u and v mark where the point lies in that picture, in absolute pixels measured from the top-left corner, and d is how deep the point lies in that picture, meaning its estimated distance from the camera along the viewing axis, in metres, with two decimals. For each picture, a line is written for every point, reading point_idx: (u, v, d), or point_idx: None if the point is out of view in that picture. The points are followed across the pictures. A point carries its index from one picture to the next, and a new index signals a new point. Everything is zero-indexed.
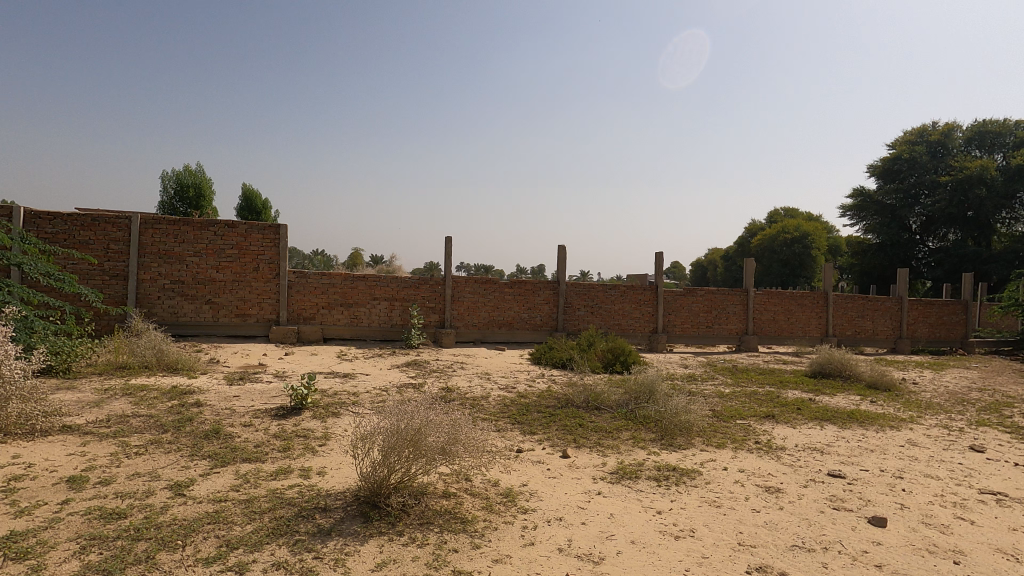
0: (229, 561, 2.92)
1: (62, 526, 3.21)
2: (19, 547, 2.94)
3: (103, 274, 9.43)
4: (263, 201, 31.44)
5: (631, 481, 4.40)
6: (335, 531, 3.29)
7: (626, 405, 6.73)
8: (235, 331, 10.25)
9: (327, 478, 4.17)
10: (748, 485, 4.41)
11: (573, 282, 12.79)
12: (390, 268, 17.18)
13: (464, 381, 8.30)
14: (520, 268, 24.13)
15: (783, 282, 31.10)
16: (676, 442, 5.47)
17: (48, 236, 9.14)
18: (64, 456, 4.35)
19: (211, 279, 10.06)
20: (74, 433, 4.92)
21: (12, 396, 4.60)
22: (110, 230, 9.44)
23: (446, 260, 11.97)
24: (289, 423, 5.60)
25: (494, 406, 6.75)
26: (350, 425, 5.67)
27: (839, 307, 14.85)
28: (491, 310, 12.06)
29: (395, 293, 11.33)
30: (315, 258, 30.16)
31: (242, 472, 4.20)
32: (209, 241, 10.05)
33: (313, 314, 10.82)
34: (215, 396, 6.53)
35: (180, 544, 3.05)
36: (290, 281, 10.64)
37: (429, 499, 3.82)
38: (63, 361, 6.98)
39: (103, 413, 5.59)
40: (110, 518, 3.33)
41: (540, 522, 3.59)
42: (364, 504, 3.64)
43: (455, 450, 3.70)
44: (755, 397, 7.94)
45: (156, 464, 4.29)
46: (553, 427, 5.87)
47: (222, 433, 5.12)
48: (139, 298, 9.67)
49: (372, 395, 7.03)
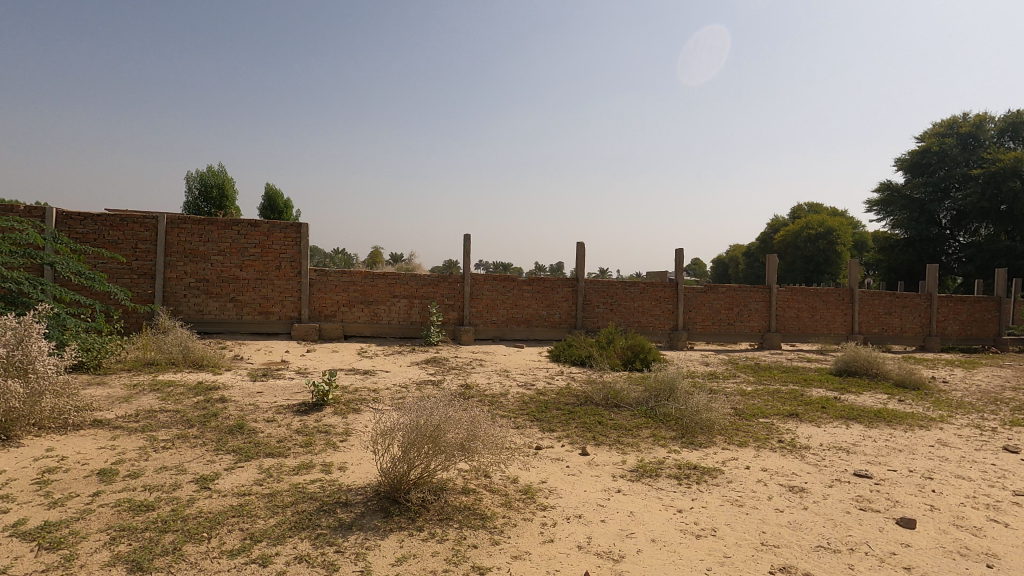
0: (253, 553, 2.96)
1: (93, 518, 3.30)
2: (52, 538, 3.03)
3: (132, 273, 9.70)
4: (287, 199, 31.93)
5: (651, 479, 4.36)
6: (356, 526, 3.32)
7: (646, 403, 6.67)
8: (259, 329, 10.43)
9: (348, 473, 4.22)
10: (771, 485, 4.34)
11: (591, 279, 12.75)
12: (410, 267, 17.30)
13: (483, 378, 8.32)
14: (539, 266, 24.22)
15: (807, 278, 30.48)
16: (697, 441, 5.40)
17: (79, 236, 9.46)
18: (95, 450, 4.46)
19: (235, 277, 10.24)
20: (104, 427, 5.07)
21: (46, 391, 4.73)
22: (138, 230, 9.71)
23: (464, 258, 12.02)
24: (310, 419, 5.65)
25: (513, 403, 6.74)
26: (370, 420, 5.72)
27: (865, 304, 14.50)
28: (510, 307, 12.06)
29: (415, 290, 11.40)
30: (335, 254, 30.40)
31: (265, 467, 4.28)
32: (233, 240, 10.22)
33: (334, 312, 10.95)
34: (240, 392, 6.65)
35: (205, 537, 3.11)
36: (311, 280, 10.79)
37: (449, 495, 3.82)
38: (94, 358, 7.15)
39: (132, 408, 5.74)
40: (139, 510, 3.41)
41: (560, 519, 3.58)
42: (385, 499, 3.68)
43: (474, 446, 3.71)
44: (779, 395, 7.77)
45: (182, 459, 4.38)
46: (572, 425, 5.82)
47: (247, 429, 5.19)
48: (166, 297, 9.92)
49: (392, 391, 7.10)
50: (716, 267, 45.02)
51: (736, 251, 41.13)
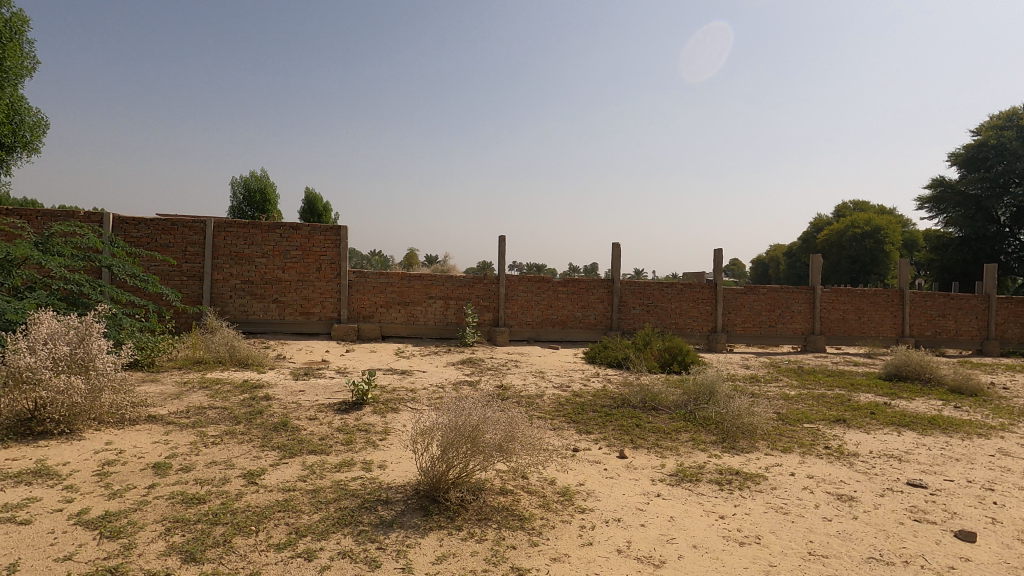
0: (299, 547, 3.05)
1: (149, 509, 3.45)
2: (112, 527, 3.19)
3: (182, 275, 10.12)
4: (326, 203, 32.74)
5: (691, 484, 4.28)
6: (397, 524, 3.37)
7: (685, 406, 6.55)
8: (300, 329, 10.72)
9: (388, 471, 4.29)
10: (817, 492, 4.19)
11: (626, 280, 12.61)
12: (445, 268, 17.49)
13: (519, 379, 8.33)
14: (573, 267, 24.11)
15: (853, 279, 29.40)
16: (738, 446, 5.27)
17: (134, 240, 9.93)
18: (150, 444, 4.68)
19: (278, 279, 10.55)
20: (158, 422, 5.30)
21: (105, 387, 4.98)
22: (188, 234, 10.12)
23: (499, 260, 12.07)
24: (350, 417, 5.77)
25: (549, 404, 6.72)
26: (408, 420, 5.80)
27: (917, 305, 13.88)
28: (544, 308, 12.04)
29: (451, 292, 11.51)
30: (372, 256, 30.99)
31: (308, 463, 4.39)
32: (276, 243, 10.53)
33: (372, 313, 11.16)
34: (283, 390, 6.86)
35: (254, 530, 3.21)
36: (350, 281, 11.02)
37: (487, 495, 3.84)
38: (147, 356, 7.49)
39: (183, 404, 5.99)
40: (191, 503, 3.55)
41: (599, 523, 3.55)
42: (424, 498, 3.73)
43: (512, 447, 3.72)
44: (824, 400, 7.51)
45: (230, 454, 4.55)
46: (610, 427, 5.77)
47: (290, 427, 5.35)
48: (213, 298, 10.30)
49: (429, 391, 7.18)
50: (755, 268, 43.86)
51: (777, 251, 39.99)
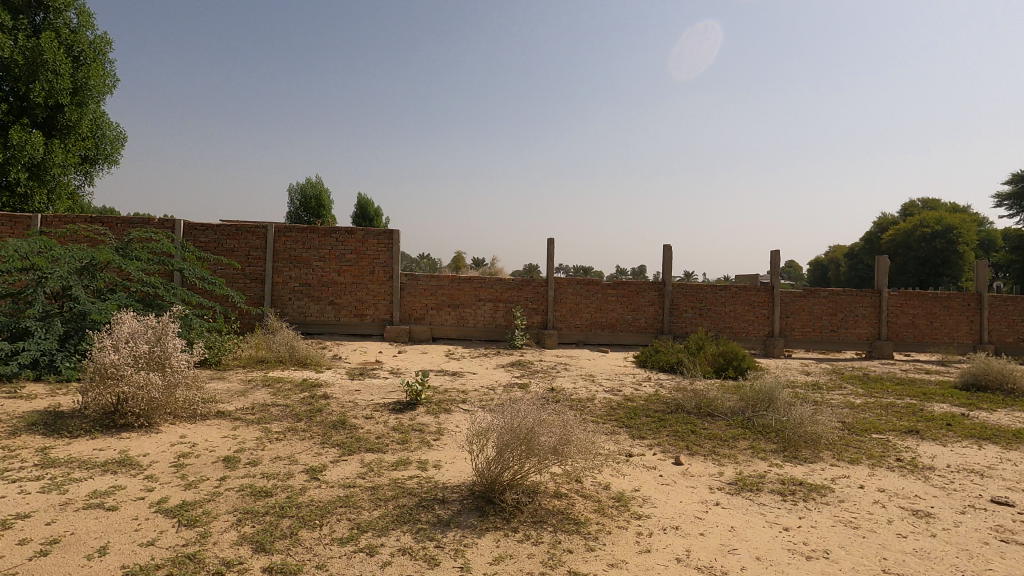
0: (360, 542, 3.14)
1: (221, 500, 3.64)
2: (189, 516, 3.38)
3: (246, 278, 10.63)
4: (377, 208, 33.63)
5: (752, 494, 4.14)
6: (454, 523, 3.42)
7: (742, 413, 6.34)
8: (355, 330, 11.05)
9: (442, 471, 4.36)
10: (890, 507, 3.97)
11: (678, 283, 12.33)
12: (493, 271, 17.63)
13: (569, 382, 8.28)
14: (622, 270, 23.81)
15: (922, 282, 27.74)
16: (801, 455, 5.06)
17: (202, 244, 10.50)
18: (219, 438, 4.93)
19: (334, 281, 10.91)
20: (226, 418, 5.59)
21: (179, 383, 5.29)
22: (251, 238, 10.62)
23: (548, 262, 12.05)
24: (405, 417, 5.90)
25: (601, 408, 6.65)
26: (461, 421, 5.87)
27: (996, 310, 12.94)
28: (594, 311, 11.93)
29: (500, 294, 11.58)
30: (422, 259, 31.60)
31: (366, 461, 4.52)
32: (332, 247, 10.89)
33: (423, 315, 11.37)
34: (340, 389, 7.08)
35: (318, 524, 3.33)
36: (402, 284, 11.26)
37: (541, 498, 3.84)
38: (215, 355, 7.90)
39: (248, 401, 6.29)
40: (259, 495, 3.72)
41: (656, 530, 3.49)
42: (480, 499, 3.76)
43: (567, 450, 3.71)
44: (894, 409, 7.11)
45: (293, 450, 4.73)
46: (664, 433, 5.65)
47: (348, 425, 5.51)
48: (274, 300, 10.76)
49: (480, 393, 7.25)
50: (814, 270, 42.02)
51: (837, 252, 38.20)
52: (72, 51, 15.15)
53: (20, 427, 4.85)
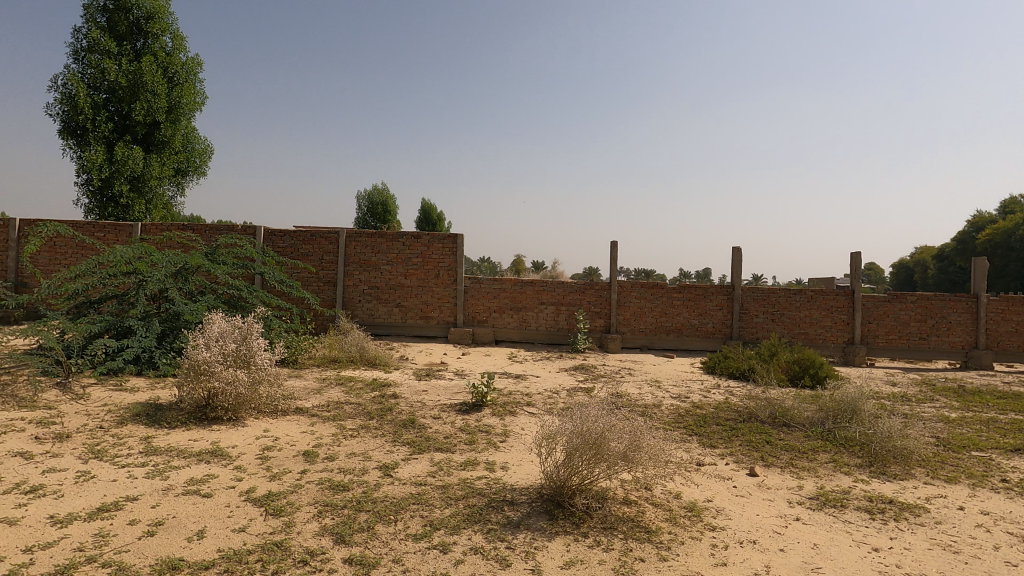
0: (434, 539, 3.22)
1: (303, 492, 3.84)
2: (275, 506, 3.58)
3: (319, 281, 11.16)
4: (440, 213, 34.42)
5: (836, 510, 3.91)
6: (523, 525, 3.44)
7: (821, 424, 6.01)
8: (420, 332, 11.35)
9: (510, 472, 4.40)
10: (996, 532, 3.64)
11: (748, 286, 11.85)
12: (555, 274, 17.60)
13: (634, 388, 8.13)
14: (687, 273, 23.15)
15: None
16: (890, 471, 4.73)
17: (281, 249, 11.12)
18: (299, 434, 5.20)
19: (401, 284, 11.26)
20: (304, 414, 5.89)
21: (263, 380, 5.62)
22: (324, 243, 11.14)
23: (611, 265, 11.90)
24: (471, 418, 6.00)
25: (668, 414, 6.49)
26: (526, 424, 5.90)
27: None
28: (658, 315, 11.66)
29: (562, 297, 11.55)
30: (483, 262, 32.01)
31: (436, 460, 4.63)
32: (399, 251, 11.25)
33: (486, 317, 11.51)
34: (408, 389, 7.30)
35: (393, 519, 3.45)
36: (466, 287, 11.45)
37: (611, 504, 3.79)
38: (292, 354, 8.34)
39: (323, 399, 6.59)
40: (338, 489, 3.89)
41: (732, 543, 3.37)
42: (549, 502, 3.76)
43: (637, 457, 3.65)
44: (996, 425, 6.50)
45: (367, 447, 4.92)
46: (736, 442, 5.44)
47: (417, 424, 5.67)
48: (345, 302, 11.23)
49: (544, 396, 7.25)
50: (898, 272, 39.19)
51: (925, 253, 35.47)
52: (167, 71, 16.49)
53: (127, 417, 5.31)
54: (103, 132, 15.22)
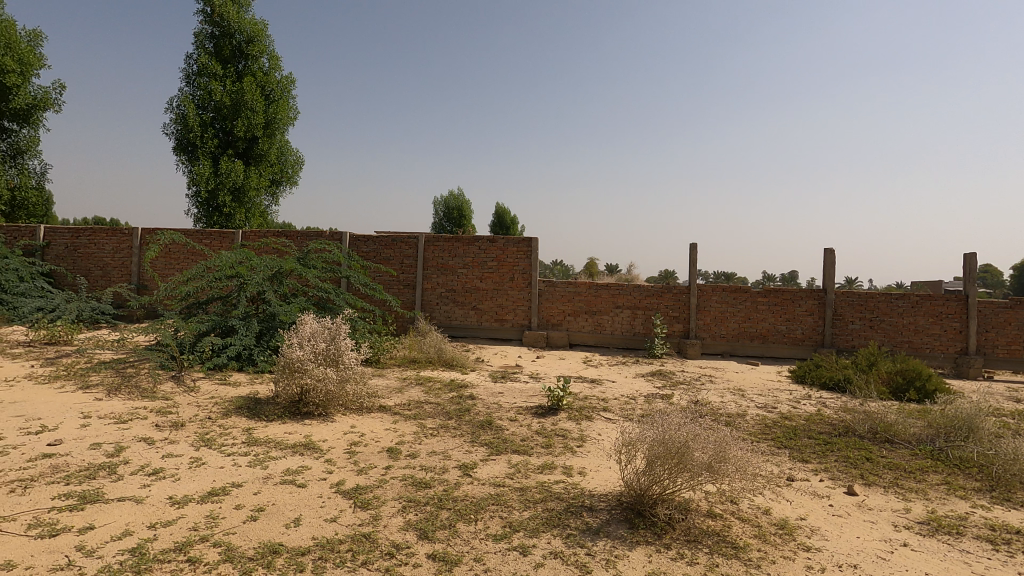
0: (513, 541, 3.25)
1: (388, 487, 4.00)
2: (363, 499, 3.76)
3: (400, 284, 11.61)
4: (514, 217, 34.76)
5: (951, 538, 3.55)
6: (603, 532, 3.40)
7: (931, 442, 5.48)
8: (495, 334, 11.51)
9: (588, 478, 4.36)
10: None
11: (842, 290, 11.04)
12: (630, 278, 17.26)
13: (716, 396, 7.80)
14: (772, 276, 21.94)
15: None
16: (1016, 499, 4.23)
17: (364, 254, 11.68)
18: (383, 431, 5.43)
19: (476, 288, 11.47)
20: (387, 412, 6.14)
21: (350, 379, 5.92)
22: (404, 248, 11.57)
23: (690, 268, 11.50)
24: (547, 422, 6.00)
25: (754, 425, 6.17)
26: (603, 429, 5.82)
27: None
28: (741, 320, 11.13)
29: (639, 301, 11.29)
30: (556, 265, 31.98)
31: (514, 462, 4.67)
32: (475, 255, 11.47)
33: (561, 321, 11.48)
34: (485, 391, 7.42)
35: (473, 518, 3.51)
36: (540, 290, 11.48)
37: (695, 516, 3.66)
38: (375, 353, 8.73)
39: (405, 398, 6.84)
40: (420, 486, 4.02)
41: (830, 566, 3.14)
42: (629, 511, 3.69)
43: (723, 468, 3.50)
44: None
45: (446, 446, 5.05)
46: (831, 458, 5.08)
47: (494, 425, 5.75)
48: (424, 304, 11.60)
49: (621, 402, 7.12)
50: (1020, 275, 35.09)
51: None
52: (265, 90, 17.82)
53: (231, 409, 5.78)
54: (210, 148, 16.69)
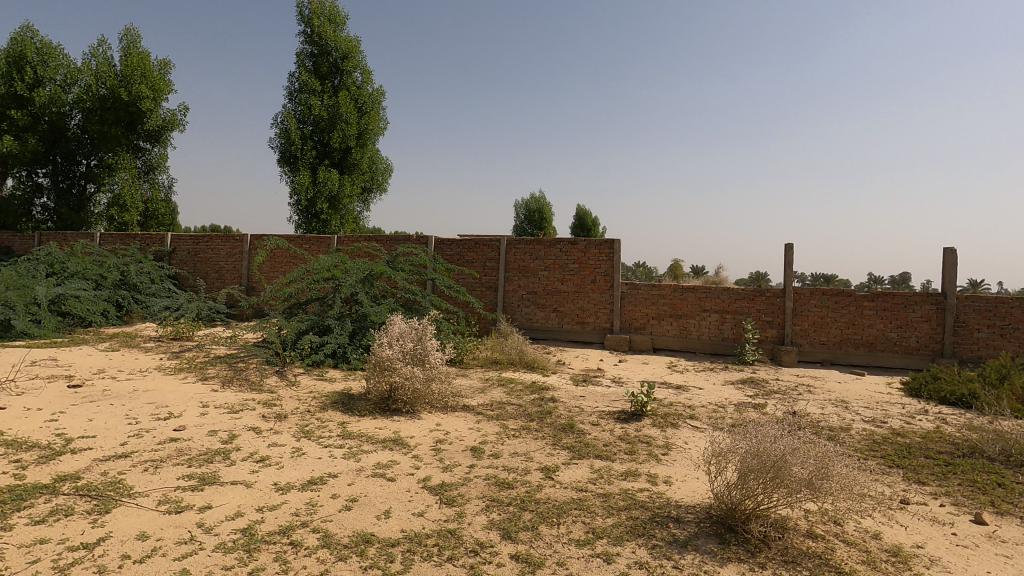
0: (597, 547, 3.20)
1: (472, 486, 4.08)
2: (448, 496, 3.86)
3: (482, 286, 11.84)
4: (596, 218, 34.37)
5: None
6: (691, 545, 3.26)
7: None
8: (577, 337, 11.43)
9: (674, 488, 4.21)
10: None
11: (966, 295, 9.90)
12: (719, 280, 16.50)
13: (816, 407, 7.26)
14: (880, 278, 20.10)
15: None
16: None
17: (449, 257, 12.02)
18: (467, 430, 5.55)
19: (558, 290, 11.45)
20: (471, 411, 6.27)
21: (436, 378, 6.11)
22: (487, 251, 11.79)
23: (786, 270, 10.80)
24: (631, 428, 5.86)
25: (861, 440, 5.68)
26: (690, 438, 5.59)
27: None
28: (844, 326, 10.29)
29: (728, 305, 10.76)
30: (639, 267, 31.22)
31: (596, 467, 4.60)
32: (556, 257, 11.46)
33: (644, 324, 11.18)
34: (566, 394, 7.38)
35: (556, 522, 3.50)
36: (623, 293, 11.25)
37: (792, 535, 3.42)
38: (459, 353, 8.96)
39: (487, 398, 6.96)
40: (503, 486, 4.07)
41: None
42: (719, 525, 3.52)
43: (826, 486, 3.25)
44: None
45: (528, 447, 5.07)
46: (953, 481, 4.56)
47: (576, 429, 5.70)
48: (505, 306, 11.75)
49: (709, 410, 6.81)
50: None
51: None
52: (358, 103, 18.89)
53: (327, 403, 6.16)
54: (309, 159, 17.94)
